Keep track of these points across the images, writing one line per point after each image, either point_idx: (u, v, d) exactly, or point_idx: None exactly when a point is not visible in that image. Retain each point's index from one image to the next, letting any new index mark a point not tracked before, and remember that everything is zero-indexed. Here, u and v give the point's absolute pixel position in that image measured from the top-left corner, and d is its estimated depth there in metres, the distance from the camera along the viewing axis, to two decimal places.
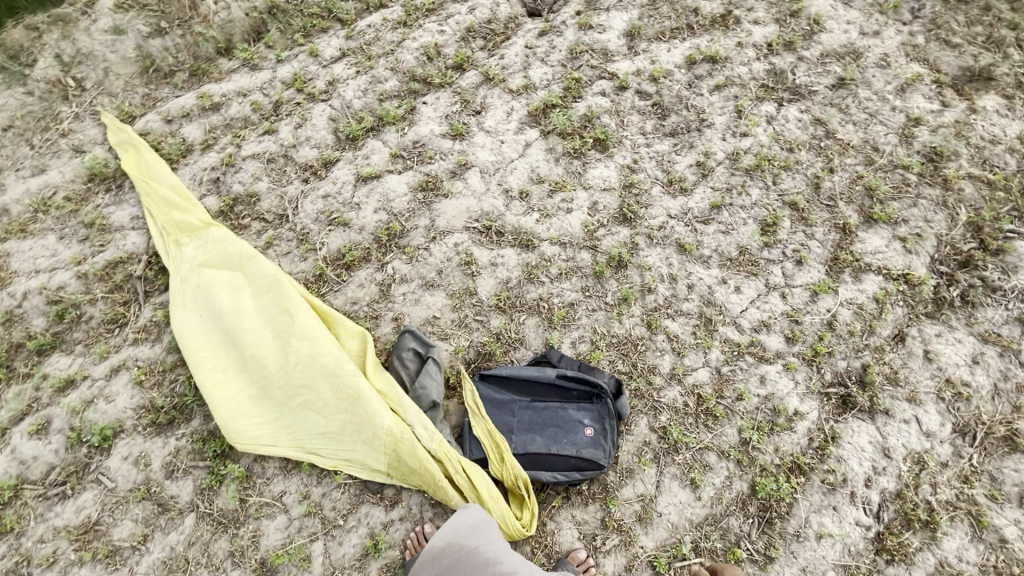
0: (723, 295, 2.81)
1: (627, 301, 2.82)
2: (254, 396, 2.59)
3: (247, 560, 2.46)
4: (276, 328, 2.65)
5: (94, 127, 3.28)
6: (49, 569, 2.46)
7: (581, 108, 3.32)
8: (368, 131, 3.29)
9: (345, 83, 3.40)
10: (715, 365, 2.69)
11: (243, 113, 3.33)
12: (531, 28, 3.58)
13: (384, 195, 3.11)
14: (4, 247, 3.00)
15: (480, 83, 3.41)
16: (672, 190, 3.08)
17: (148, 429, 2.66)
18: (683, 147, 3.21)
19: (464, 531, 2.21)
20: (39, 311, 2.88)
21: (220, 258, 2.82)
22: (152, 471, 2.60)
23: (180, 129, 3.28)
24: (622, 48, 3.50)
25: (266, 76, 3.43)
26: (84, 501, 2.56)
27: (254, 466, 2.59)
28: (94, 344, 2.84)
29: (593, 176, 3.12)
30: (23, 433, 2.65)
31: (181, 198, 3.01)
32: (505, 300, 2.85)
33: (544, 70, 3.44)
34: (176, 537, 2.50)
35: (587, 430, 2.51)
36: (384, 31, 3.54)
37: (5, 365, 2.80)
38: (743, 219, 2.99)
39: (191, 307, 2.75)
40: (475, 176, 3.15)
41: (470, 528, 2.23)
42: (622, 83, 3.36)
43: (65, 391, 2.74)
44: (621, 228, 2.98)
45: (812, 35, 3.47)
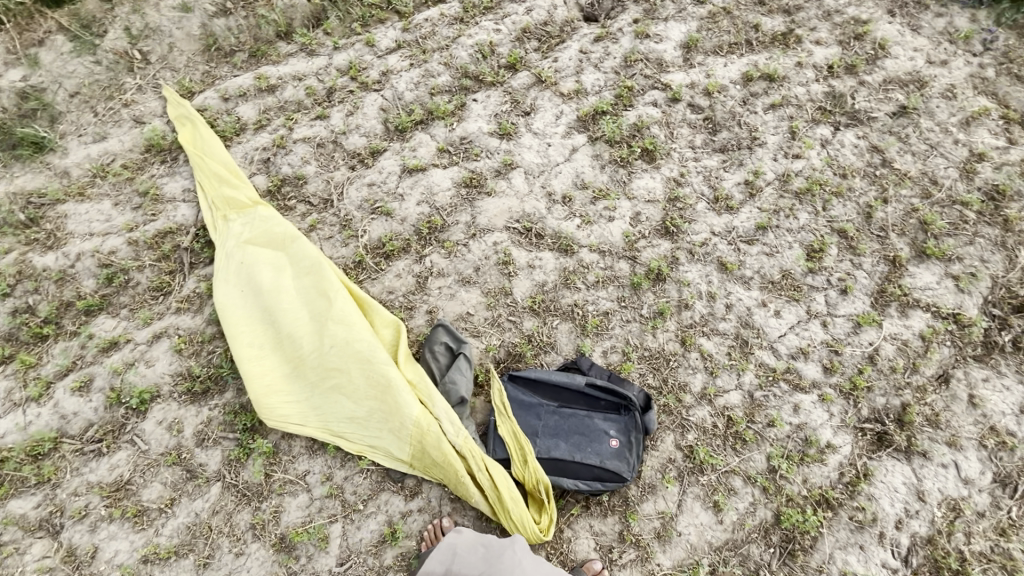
0: (762, 318, 2.76)
1: (663, 315, 2.79)
2: (287, 374, 2.64)
3: (267, 534, 2.51)
4: (314, 311, 2.70)
5: (155, 100, 3.38)
6: (80, 522, 2.54)
7: (631, 117, 3.29)
8: (417, 123, 3.32)
9: (398, 75, 3.44)
10: (748, 389, 2.64)
11: (297, 96, 3.39)
12: (586, 33, 3.57)
13: (428, 188, 3.14)
14: (62, 208, 3.11)
15: (531, 84, 3.41)
16: (718, 207, 3.04)
17: (183, 397, 2.74)
18: (732, 164, 3.16)
19: (447, 555, 2.24)
20: (90, 273, 2.97)
21: (265, 237, 2.88)
22: (184, 438, 2.67)
23: (236, 108, 3.36)
24: (677, 59, 3.47)
25: (323, 63, 3.48)
26: (118, 460, 2.64)
27: (281, 443, 2.64)
28: (139, 309, 2.93)
29: (638, 186, 3.10)
30: (66, 388, 2.74)
31: (232, 175, 3.09)
32: (540, 303, 2.85)
33: (596, 76, 3.43)
34: (202, 505, 2.57)
35: (612, 441, 2.50)
36: (440, 26, 3.56)
37: (53, 321, 2.89)
38: (789, 242, 2.93)
39: (233, 281, 2.81)
40: (520, 177, 3.16)
41: (453, 549, 2.25)
42: (674, 95, 3.32)
43: (108, 352, 2.82)
44: (662, 241, 2.95)
45: (876, 60, 3.38)
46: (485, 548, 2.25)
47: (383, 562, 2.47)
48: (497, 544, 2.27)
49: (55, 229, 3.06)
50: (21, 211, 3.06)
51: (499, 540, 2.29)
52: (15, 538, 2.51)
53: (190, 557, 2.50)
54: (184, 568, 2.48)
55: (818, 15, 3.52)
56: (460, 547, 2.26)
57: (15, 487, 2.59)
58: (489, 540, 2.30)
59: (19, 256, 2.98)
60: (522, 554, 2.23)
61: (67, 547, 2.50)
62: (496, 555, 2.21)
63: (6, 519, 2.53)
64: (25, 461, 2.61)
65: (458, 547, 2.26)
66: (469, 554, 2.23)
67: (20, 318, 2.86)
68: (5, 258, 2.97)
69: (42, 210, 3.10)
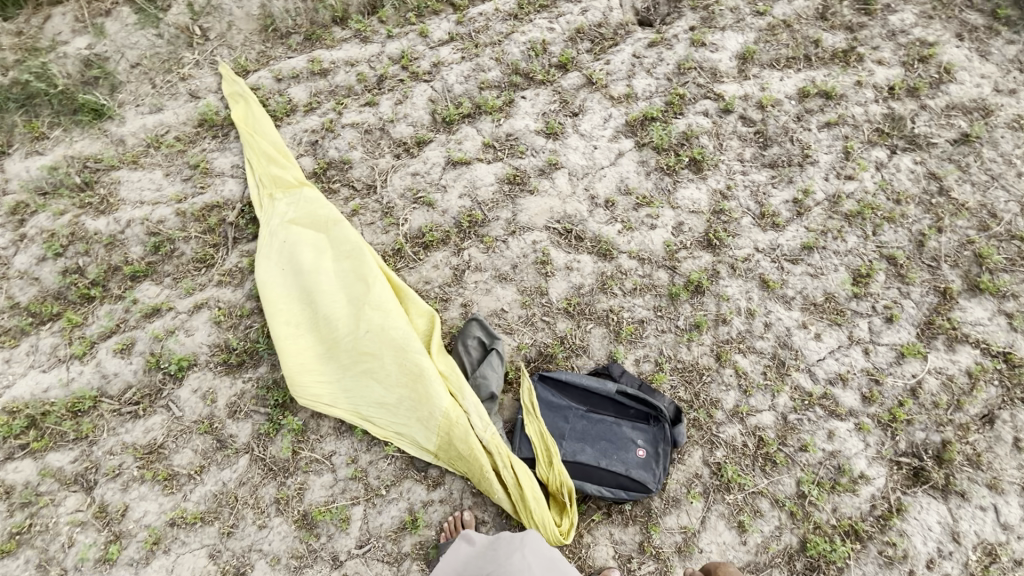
0: (802, 340, 2.71)
1: (699, 328, 2.75)
2: (321, 355, 2.67)
3: (290, 510, 2.56)
4: (352, 294, 2.72)
5: (211, 76, 3.44)
6: (113, 480, 2.61)
7: (680, 125, 3.25)
8: (465, 117, 3.32)
9: (449, 67, 3.43)
10: (782, 411, 2.60)
11: (348, 82, 3.41)
12: (641, 38, 3.53)
13: (471, 182, 3.14)
14: (116, 175, 3.17)
15: (581, 86, 3.39)
16: (764, 223, 2.98)
17: (219, 368, 2.80)
18: (781, 181, 3.10)
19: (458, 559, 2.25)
20: (138, 240, 3.03)
21: (309, 217, 2.91)
22: (217, 408, 2.73)
23: (288, 89, 3.39)
24: (732, 70, 3.41)
25: (375, 50, 3.49)
26: (153, 424, 2.71)
27: (310, 421, 2.69)
28: (181, 279, 2.98)
29: (682, 196, 3.06)
30: (109, 349, 2.80)
31: (281, 155, 3.12)
32: (575, 306, 2.83)
33: (648, 82, 3.39)
34: (230, 475, 2.63)
35: (639, 451, 2.48)
36: (494, 21, 3.55)
37: (99, 284, 2.95)
38: (835, 265, 2.86)
39: (274, 259, 2.84)
40: (564, 177, 3.15)
41: (464, 554, 2.26)
42: (727, 105, 3.26)
43: (151, 318, 2.89)
44: (704, 253, 2.91)
45: (940, 85, 3.27)
46: (494, 550, 2.23)
47: (402, 549, 2.51)
48: (506, 544, 2.24)
49: (108, 194, 3.12)
50: (76, 174, 3.14)
51: (509, 540, 2.26)
52: (51, 490, 2.59)
53: (214, 525, 2.55)
54: (208, 535, 2.54)
55: (882, 35, 3.43)
56: (471, 551, 2.27)
57: (54, 440, 2.66)
58: (499, 541, 2.27)
59: (72, 218, 3.05)
60: (532, 554, 2.17)
61: (99, 503, 2.57)
62: (504, 555, 2.17)
63: (44, 470, 2.61)
64: (65, 416, 2.69)
65: (467, 552, 2.27)
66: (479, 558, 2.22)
67: (69, 278, 2.93)
68: (59, 219, 3.04)
69: (97, 175, 3.17)
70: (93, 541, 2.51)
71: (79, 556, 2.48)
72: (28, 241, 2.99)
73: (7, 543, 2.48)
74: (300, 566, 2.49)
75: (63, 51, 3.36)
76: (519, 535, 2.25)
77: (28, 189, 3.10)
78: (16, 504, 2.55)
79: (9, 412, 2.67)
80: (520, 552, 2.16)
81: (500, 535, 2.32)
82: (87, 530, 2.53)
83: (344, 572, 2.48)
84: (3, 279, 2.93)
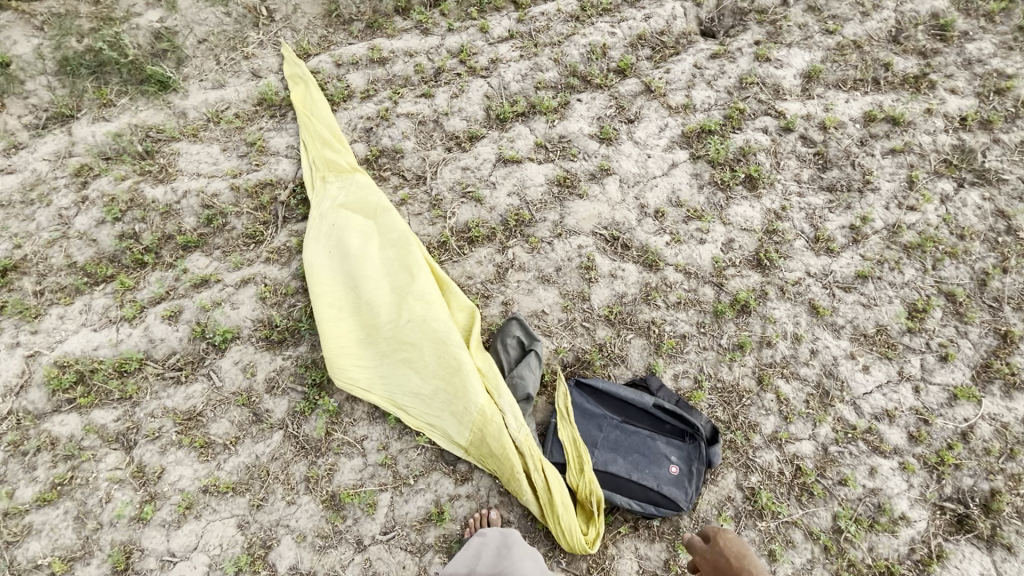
0: (849, 371, 2.74)
1: (742, 348, 2.78)
2: (360, 340, 2.69)
3: (318, 489, 2.61)
4: (396, 283, 2.73)
5: (274, 57, 3.42)
6: (152, 442, 2.67)
7: (738, 140, 3.19)
8: (518, 115, 3.29)
9: (507, 64, 3.39)
10: (822, 441, 2.64)
11: (406, 72, 3.38)
12: (703, 49, 3.47)
13: (520, 181, 3.13)
14: (176, 147, 3.20)
15: (639, 93, 3.34)
16: (817, 247, 2.97)
17: (260, 342, 2.85)
18: (838, 206, 3.05)
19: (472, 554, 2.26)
20: (193, 211, 3.07)
21: (359, 203, 2.93)
22: (255, 382, 2.78)
23: (347, 76, 3.37)
24: (796, 88, 3.33)
25: (435, 43, 3.45)
26: (194, 391, 2.77)
27: (345, 404, 2.73)
28: (230, 253, 3.03)
29: (734, 213, 3.04)
30: (158, 314, 2.86)
31: (335, 138, 3.13)
32: (616, 315, 2.86)
33: (707, 94, 3.33)
34: (263, 449, 2.68)
35: (671, 467, 2.50)
36: (555, 21, 3.49)
37: (153, 251, 2.99)
38: (890, 296, 2.86)
39: (322, 241, 2.86)
40: (614, 184, 3.13)
41: (478, 549, 2.29)
42: (788, 124, 3.20)
43: (199, 289, 2.93)
44: (752, 272, 2.92)
45: (1015, 119, 3.17)
46: (506, 549, 2.26)
47: (425, 540, 2.56)
48: (518, 547, 2.28)
49: (167, 164, 3.15)
50: (139, 142, 3.16)
51: (519, 543, 2.32)
52: (94, 446, 2.64)
53: (245, 496, 2.61)
54: (238, 506, 2.59)
55: (957, 63, 3.32)
56: (485, 546, 2.30)
57: (99, 398, 2.72)
58: (510, 540, 2.31)
59: (132, 184, 3.08)
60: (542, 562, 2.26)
61: (137, 463, 2.63)
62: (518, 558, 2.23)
63: (88, 426, 2.66)
64: (111, 375, 2.75)
65: (481, 547, 2.29)
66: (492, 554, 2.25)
67: (125, 243, 2.97)
68: (121, 184, 3.07)
69: (158, 145, 3.19)
70: (130, 499, 2.57)
71: (115, 514, 2.54)
72: (90, 204, 3.02)
73: (49, 492, 2.54)
74: (325, 546, 2.54)
75: (136, 22, 3.35)
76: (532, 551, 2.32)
77: (93, 153, 3.14)
78: (60, 456, 2.61)
79: (60, 366, 2.73)
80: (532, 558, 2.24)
81: (509, 532, 2.36)
82: (125, 489, 2.58)
83: (367, 556, 2.54)
84: (62, 238, 2.96)
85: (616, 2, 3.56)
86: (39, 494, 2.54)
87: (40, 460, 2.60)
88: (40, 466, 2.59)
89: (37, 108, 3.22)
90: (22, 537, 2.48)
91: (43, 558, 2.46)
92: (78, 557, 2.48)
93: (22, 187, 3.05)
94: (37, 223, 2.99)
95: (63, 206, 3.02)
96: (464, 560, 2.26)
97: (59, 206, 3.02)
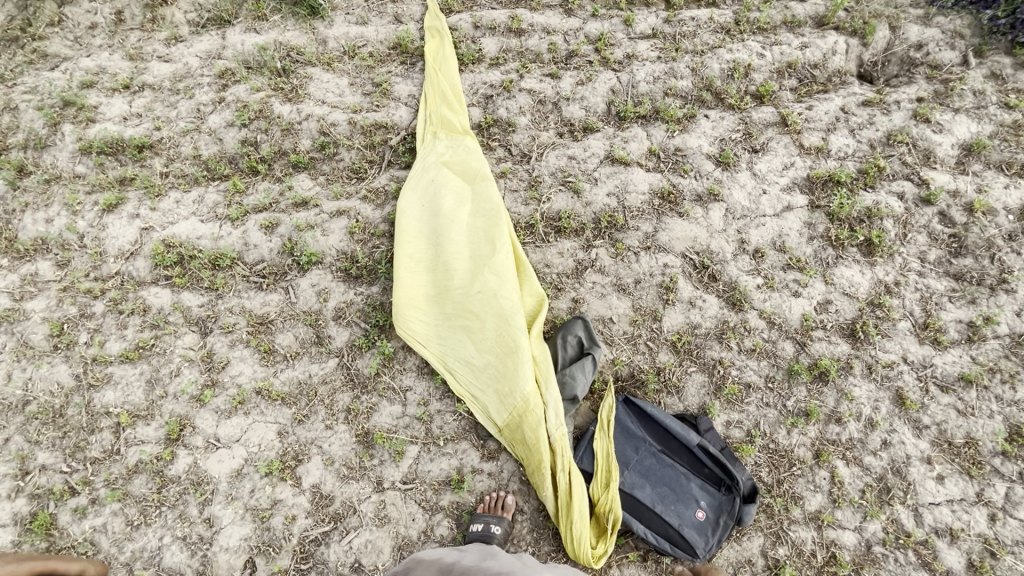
0: (920, 475, 2.57)
1: (808, 416, 2.67)
2: (428, 297, 2.76)
3: (356, 423, 2.75)
4: (476, 252, 2.77)
5: (418, 5, 3.46)
6: (225, 335, 2.89)
7: (867, 200, 2.96)
8: (639, 117, 3.18)
9: (641, 63, 3.27)
10: (867, 537, 2.51)
11: (539, 48, 3.33)
12: (856, 93, 3.20)
13: (624, 184, 3.05)
14: (310, 72, 3.34)
15: (773, 123, 3.14)
16: (923, 334, 2.76)
17: (338, 273, 2.99)
18: (960, 297, 2.81)
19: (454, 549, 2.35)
20: (310, 135, 3.21)
21: (462, 166, 2.97)
22: (325, 307, 2.93)
23: (481, 39, 3.35)
24: (949, 159, 3.02)
25: (575, 25, 3.36)
26: (270, 300, 2.96)
27: (400, 352, 2.84)
28: (334, 182, 3.16)
29: (840, 275, 2.87)
30: (257, 222, 3.05)
31: (455, 98, 3.15)
32: (684, 344, 2.78)
33: (846, 141, 3.09)
34: (317, 370, 2.84)
35: (698, 512, 2.46)
36: (704, 30, 3.31)
37: (267, 162, 3.18)
38: (991, 411, 2.64)
39: (419, 194, 2.93)
40: (719, 212, 2.99)
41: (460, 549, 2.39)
42: (930, 196, 2.92)
43: (298, 209, 3.09)
44: (843, 342, 2.77)
45: None
46: (490, 555, 2.30)
47: (439, 501, 2.66)
48: (500, 555, 2.30)
49: (298, 86, 3.31)
50: (279, 60, 3.34)
51: (503, 553, 2.33)
52: (177, 323, 2.90)
53: (291, 408, 2.78)
54: (282, 415, 2.77)
55: None
56: (467, 550, 2.38)
57: (191, 282, 2.97)
58: (494, 551, 2.34)
59: (264, 97, 3.26)
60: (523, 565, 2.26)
61: (208, 349, 2.86)
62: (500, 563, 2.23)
63: (177, 304, 2.92)
64: (206, 265, 2.98)
65: (463, 550, 2.37)
66: (476, 555, 2.32)
67: (245, 149, 3.17)
68: (255, 95, 3.27)
69: (295, 66, 3.36)
70: (195, 379, 2.81)
71: (180, 388, 2.79)
72: (224, 106, 3.24)
73: (132, 352, 2.83)
74: (349, 476, 2.68)
75: None
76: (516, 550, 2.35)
77: (238, 60, 3.35)
78: (147, 323, 2.89)
79: (166, 245, 2.99)
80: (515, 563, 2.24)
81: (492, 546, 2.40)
82: (192, 368, 2.83)
83: (383, 499, 2.66)
84: (195, 131, 3.21)
85: (774, 22, 3.33)
86: (124, 350, 2.83)
87: (130, 322, 2.89)
88: (130, 326, 2.88)
89: (201, 7, 3.47)
90: (102, 384, 2.78)
91: (114, 407, 2.75)
92: (142, 416, 2.74)
93: (173, 77, 3.32)
94: (177, 112, 3.25)
95: (202, 101, 3.26)
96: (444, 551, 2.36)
97: (199, 101, 3.26)
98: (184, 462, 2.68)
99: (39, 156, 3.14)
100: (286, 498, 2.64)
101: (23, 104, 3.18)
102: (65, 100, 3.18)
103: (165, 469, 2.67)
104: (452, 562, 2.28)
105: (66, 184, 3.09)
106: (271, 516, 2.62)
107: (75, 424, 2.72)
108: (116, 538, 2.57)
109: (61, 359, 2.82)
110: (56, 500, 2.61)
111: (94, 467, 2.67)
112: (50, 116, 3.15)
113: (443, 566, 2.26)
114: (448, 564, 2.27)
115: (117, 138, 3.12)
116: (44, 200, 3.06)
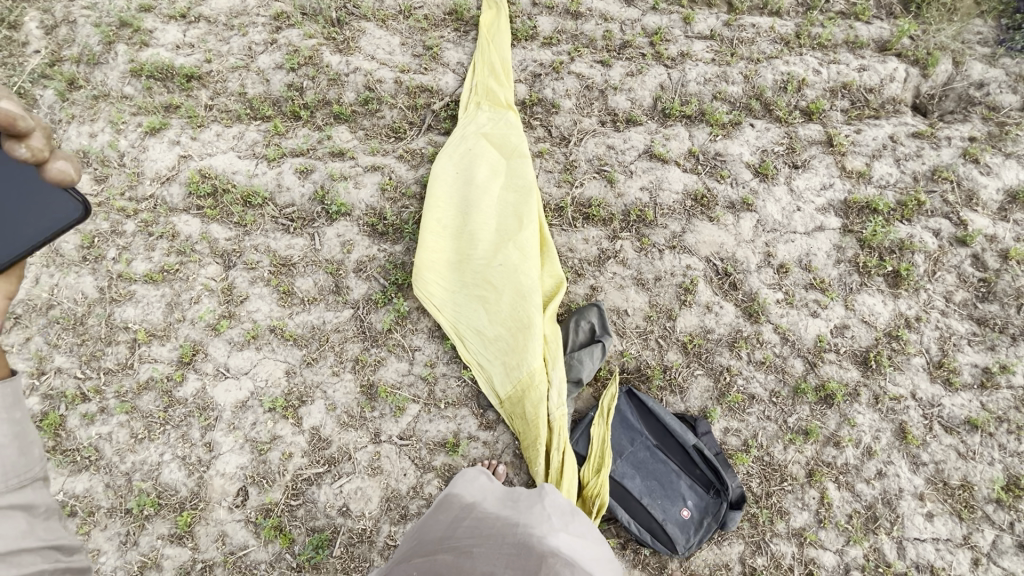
0: (909, 510, 2.58)
1: (807, 435, 2.68)
2: (449, 262, 2.79)
3: (362, 374, 2.81)
4: (503, 225, 2.79)
5: None
6: (247, 272, 2.94)
7: (901, 232, 2.93)
8: (684, 117, 3.16)
9: (695, 62, 3.23)
10: (847, 561, 2.53)
11: (594, 34, 3.30)
12: (907, 123, 3.15)
13: (658, 181, 3.04)
14: (363, 25, 3.34)
15: (818, 142, 3.11)
16: (936, 373, 2.75)
17: (364, 227, 3.02)
18: (980, 342, 2.79)
19: (477, 487, 2.18)
20: (355, 88, 3.22)
21: (501, 140, 2.97)
22: (347, 258, 2.97)
23: (538, 16, 3.32)
24: (992, 204, 2.97)
25: (633, 16, 3.33)
26: (295, 244, 3.00)
27: (414, 313, 2.88)
28: (372, 138, 3.18)
29: (862, 302, 2.85)
30: (293, 166, 3.08)
31: (503, 71, 3.14)
32: (694, 347, 2.79)
33: (890, 170, 3.04)
34: (331, 318, 2.89)
35: (683, 510, 2.49)
36: (763, 39, 3.26)
37: (309, 109, 3.20)
38: (993, 459, 2.63)
39: (454, 161, 2.94)
40: (750, 223, 2.97)
41: (485, 488, 2.21)
42: (966, 237, 2.89)
43: (334, 158, 3.12)
44: (854, 368, 2.76)
45: None
46: (514, 496, 2.08)
47: (431, 461, 2.71)
48: (524, 496, 2.09)
49: (350, 38, 3.31)
50: (335, 10, 3.34)
51: (527, 494, 2.12)
52: (202, 253, 2.96)
53: (301, 350, 2.84)
54: (292, 355, 2.83)
55: None
56: (492, 489, 2.20)
57: (221, 215, 3.02)
58: (517, 492, 2.13)
59: (316, 45, 3.27)
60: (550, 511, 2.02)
61: (229, 282, 2.92)
62: (525, 507, 1.99)
63: (205, 234, 2.97)
64: (237, 201, 3.03)
65: (487, 487, 2.20)
66: (500, 495, 2.13)
67: (290, 93, 3.20)
68: (307, 41, 3.28)
69: (350, 18, 3.36)
70: (213, 308, 2.87)
71: (198, 315, 2.86)
72: (276, 48, 3.26)
73: (156, 274, 2.90)
74: (348, 424, 2.75)
75: None
76: (538, 489, 2.10)
77: (295, 5, 3.36)
78: (174, 249, 2.95)
79: (202, 175, 3.04)
80: (543, 507, 1.99)
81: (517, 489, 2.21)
82: (211, 298, 2.89)
83: (378, 450, 2.72)
84: (244, 69, 3.24)
85: (836, 41, 3.27)
86: (149, 272, 2.90)
87: (158, 245, 2.95)
88: (157, 249, 2.94)
89: None
90: (124, 300, 2.86)
91: (133, 324, 2.83)
92: (158, 335, 2.82)
93: (229, 13, 3.34)
94: (229, 47, 3.28)
95: (255, 41, 3.29)
96: (466, 488, 2.19)
97: (252, 40, 3.29)
98: (192, 386, 2.76)
99: (90, 72, 3.20)
100: (286, 436, 2.71)
101: (82, 20, 3.24)
102: (122, 20, 3.23)
103: (174, 390, 2.75)
104: (473, 502, 2.10)
105: (114, 102, 3.15)
106: (269, 450, 2.69)
107: (93, 335, 2.81)
108: (119, 449, 2.66)
109: (88, 271, 2.90)
110: (67, 404, 2.70)
111: (107, 378, 2.75)
112: (105, 34, 3.20)
113: (463, 506, 2.09)
114: (468, 504, 2.10)
115: (168, 65, 3.17)
116: (90, 114, 3.12)
